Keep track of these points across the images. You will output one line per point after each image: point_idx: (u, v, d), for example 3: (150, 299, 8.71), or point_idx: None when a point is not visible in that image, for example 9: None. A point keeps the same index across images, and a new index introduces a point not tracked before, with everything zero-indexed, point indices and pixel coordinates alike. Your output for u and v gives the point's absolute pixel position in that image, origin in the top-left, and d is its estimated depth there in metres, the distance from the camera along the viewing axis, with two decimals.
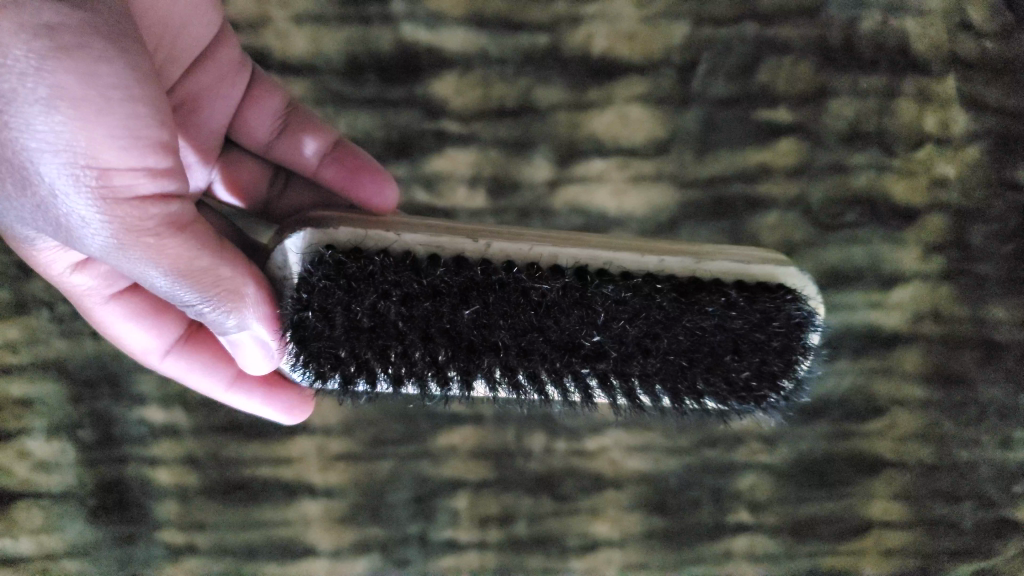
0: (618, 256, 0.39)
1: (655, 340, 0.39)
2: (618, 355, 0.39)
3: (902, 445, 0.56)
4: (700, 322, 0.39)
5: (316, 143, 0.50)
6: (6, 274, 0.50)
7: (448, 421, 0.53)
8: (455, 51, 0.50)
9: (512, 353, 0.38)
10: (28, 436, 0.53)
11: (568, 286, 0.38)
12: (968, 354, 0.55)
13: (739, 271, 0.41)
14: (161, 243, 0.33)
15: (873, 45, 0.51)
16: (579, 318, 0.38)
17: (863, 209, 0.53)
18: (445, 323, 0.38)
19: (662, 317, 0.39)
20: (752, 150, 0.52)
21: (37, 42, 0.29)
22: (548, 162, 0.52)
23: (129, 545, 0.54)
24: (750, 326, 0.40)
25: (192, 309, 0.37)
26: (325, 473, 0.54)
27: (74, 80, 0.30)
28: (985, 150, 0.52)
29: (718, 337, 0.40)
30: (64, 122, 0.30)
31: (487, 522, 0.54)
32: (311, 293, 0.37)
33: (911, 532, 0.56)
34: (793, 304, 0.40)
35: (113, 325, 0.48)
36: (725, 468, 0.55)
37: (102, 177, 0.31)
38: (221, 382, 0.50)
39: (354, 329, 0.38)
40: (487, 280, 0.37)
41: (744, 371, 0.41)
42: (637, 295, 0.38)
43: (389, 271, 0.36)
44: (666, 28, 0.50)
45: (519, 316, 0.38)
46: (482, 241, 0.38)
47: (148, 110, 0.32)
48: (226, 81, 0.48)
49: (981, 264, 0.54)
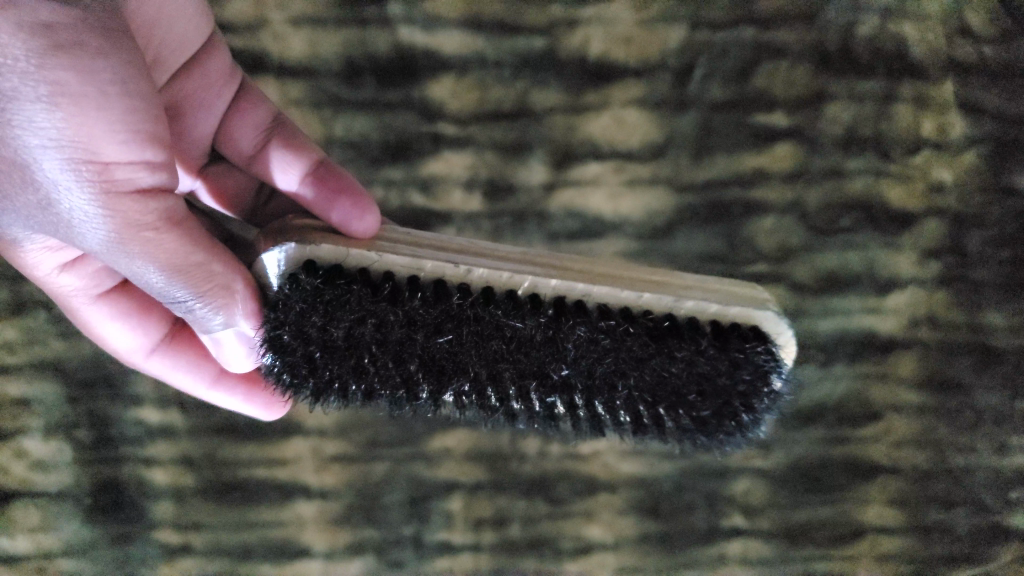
0: (596, 287, 0.38)
1: (622, 374, 0.39)
2: (584, 384, 0.40)
3: (897, 450, 0.56)
4: (668, 365, 0.39)
5: (296, 163, 0.47)
6: (3, 275, 0.50)
7: (444, 425, 0.53)
8: (452, 54, 0.50)
9: (480, 377, 0.39)
10: (26, 436, 0.53)
11: (544, 325, 0.38)
12: (964, 359, 0.55)
13: (718, 313, 0.40)
14: (159, 238, 0.34)
15: (871, 50, 0.51)
16: (550, 351, 0.38)
17: (860, 214, 0.53)
18: (417, 348, 0.38)
19: (631, 356, 0.39)
20: (748, 154, 0.52)
21: (34, 41, 0.29)
22: (543, 166, 0.52)
23: (126, 544, 0.54)
24: (717, 373, 0.39)
25: (182, 304, 0.38)
26: (320, 474, 0.54)
27: (73, 77, 0.30)
28: (983, 155, 0.52)
29: (681, 379, 0.39)
30: (66, 118, 0.30)
31: (481, 525, 0.54)
32: (287, 315, 0.37)
33: (905, 538, 0.56)
34: (764, 352, 0.40)
35: (99, 326, 0.48)
36: (720, 472, 0.55)
37: (104, 172, 0.31)
38: (203, 380, 0.50)
39: (328, 348, 0.38)
40: (463, 312, 0.37)
41: (706, 411, 0.41)
42: (611, 336, 0.38)
43: (365, 302, 0.36)
44: (664, 32, 0.50)
45: (489, 346, 0.38)
46: (462, 266, 0.37)
47: (144, 106, 0.32)
48: (210, 88, 0.48)
49: (977, 270, 0.54)
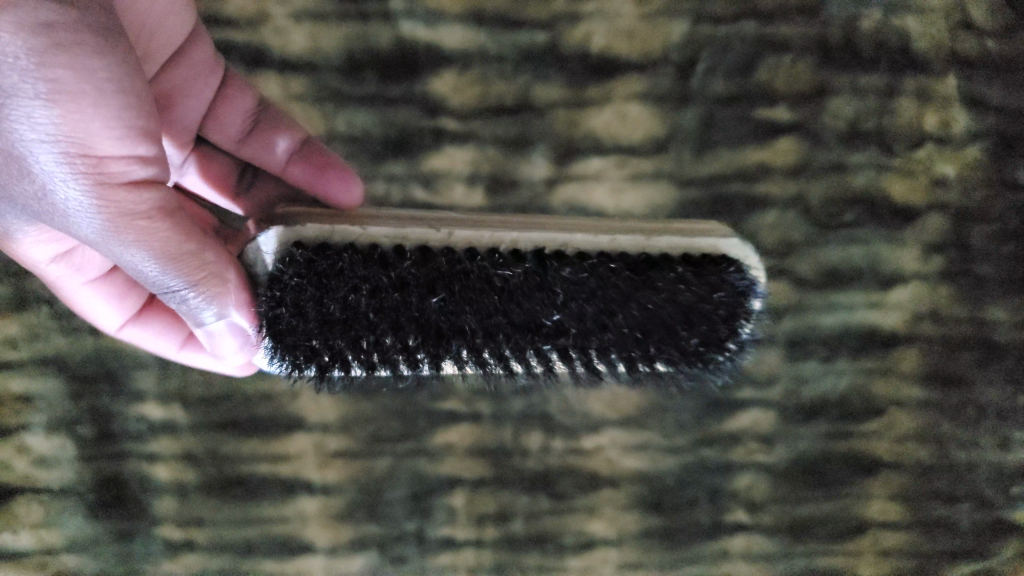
0: (572, 239, 0.39)
1: (611, 315, 0.40)
2: (577, 331, 0.40)
3: (900, 445, 0.56)
4: (652, 297, 0.39)
5: (287, 141, 0.50)
6: (6, 271, 0.51)
7: (446, 419, 0.53)
8: (453, 48, 0.50)
9: (477, 335, 0.39)
10: (28, 432, 0.53)
11: (528, 273, 0.38)
12: (966, 354, 0.55)
13: (685, 244, 0.41)
14: (154, 229, 0.34)
15: (874, 44, 0.51)
16: (540, 298, 0.39)
17: (863, 209, 0.53)
18: (414, 312, 0.38)
19: (617, 294, 0.39)
20: (752, 148, 0.52)
21: (34, 40, 0.29)
22: (546, 160, 0.51)
23: (129, 541, 0.54)
24: (698, 297, 0.40)
25: (174, 296, 0.37)
26: (322, 470, 0.54)
27: (71, 74, 0.30)
28: (986, 149, 0.53)
29: (666, 310, 0.40)
30: (63, 114, 0.31)
31: (483, 521, 0.54)
32: (283, 289, 0.37)
33: (908, 532, 0.56)
34: (735, 268, 0.40)
35: (86, 305, 0.49)
36: (722, 467, 0.55)
37: (99, 165, 0.32)
38: (174, 343, 0.50)
39: (327, 321, 0.38)
40: (452, 269, 0.38)
41: (694, 338, 0.41)
42: (594, 275, 0.39)
43: (357, 266, 0.37)
44: (666, 26, 0.50)
45: (483, 300, 0.38)
46: (444, 229, 0.38)
47: (138, 101, 0.33)
48: (200, 79, 0.49)
49: (980, 264, 0.54)
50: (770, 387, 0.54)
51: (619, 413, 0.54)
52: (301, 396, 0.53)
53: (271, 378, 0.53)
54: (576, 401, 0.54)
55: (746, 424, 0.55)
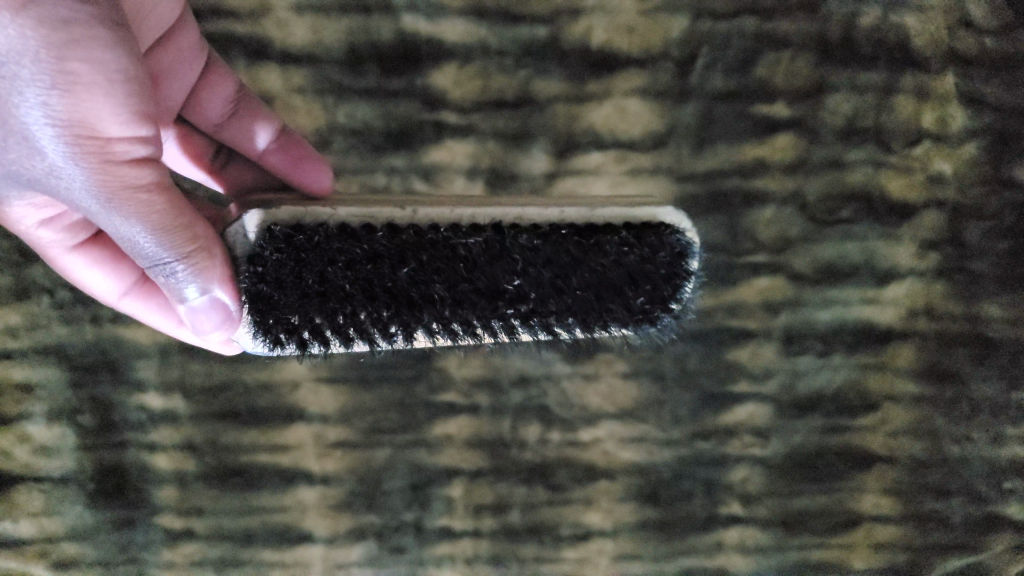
0: (524, 211, 0.42)
1: (566, 279, 0.42)
2: (538, 297, 0.42)
3: (894, 440, 0.56)
4: (602, 259, 0.42)
5: (266, 132, 0.50)
6: (9, 259, 0.52)
7: (444, 411, 0.54)
8: (454, 42, 0.50)
9: (446, 304, 0.41)
10: (29, 421, 0.53)
11: (489, 241, 0.41)
12: (961, 350, 0.55)
13: (624, 214, 0.44)
14: (150, 203, 0.37)
15: (871, 41, 0.52)
16: (503, 263, 0.41)
17: (860, 205, 0.53)
18: (387, 281, 0.40)
19: (567, 258, 0.42)
20: (750, 144, 0.52)
21: (54, 35, 0.34)
22: (546, 155, 0.52)
23: (128, 530, 0.54)
24: (644, 259, 0.43)
25: (161, 270, 0.38)
26: (321, 460, 0.54)
27: (85, 66, 0.35)
28: (982, 147, 0.53)
29: (616, 272, 0.42)
30: (74, 99, 0.35)
31: (481, 511, 0.55)
32: (266, 266, 0.39)
33: (900, 526, 0.57)
34: (674, 231, 0.44)
35: (78, 273, 0.49)
36: (718, 460, 0.56)
37: (105, 145, 0.36)
38: (172, 319, 0.49)
39: (304, 293, 0.40)
40: (419, 239, 0.40)
41: (640, 297, 0.43)
42: (546, 243, 0.41)
43: (333, 239, 0.39)
44: (666, 22, 0.51)
45: (449, 269, 0.41)
46: (408, 208, 0.41)
47: (140, 90, 0.37)
48: (183, 64, 0.49)
49: (976, 261, 0.54)
50: (766, 381, 0.55)
51: (616, 406, 0.55)
52: (302, 387, 0.54)
53: (273, 369, 0.54)
54: (574, 394, 0.54)
55: (742, 418, 0.55)
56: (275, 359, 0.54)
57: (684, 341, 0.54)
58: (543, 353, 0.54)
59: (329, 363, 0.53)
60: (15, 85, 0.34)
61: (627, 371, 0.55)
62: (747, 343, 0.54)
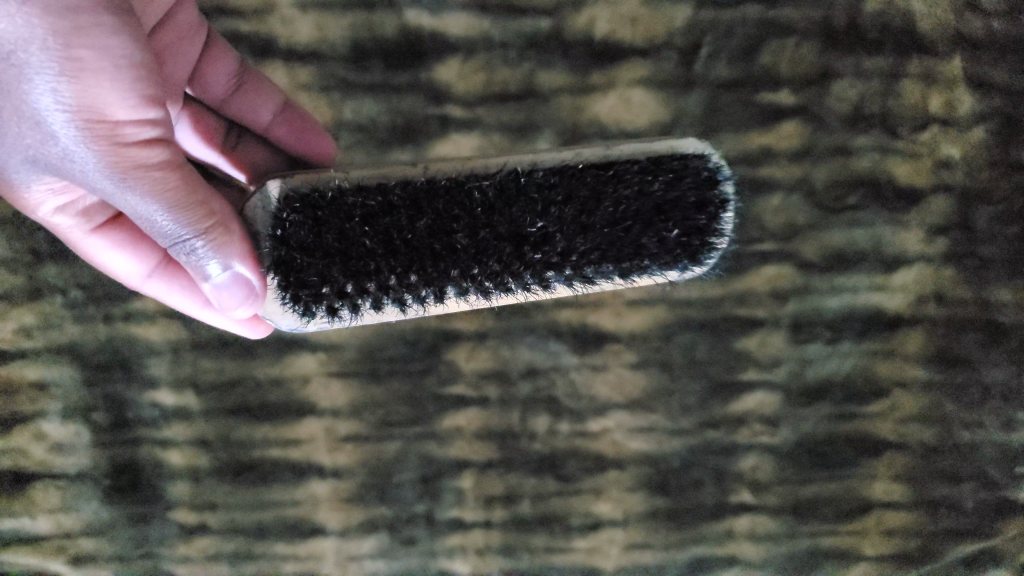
0: (537, 157, 0.43)
1: (590, 216, 0.42)
2: (563, 238, 0.42)
3: (904, 426, 0.56)
4: (623, 191, 0.42)
5: (269, 103, 0.51)
6: (22, 260, 0.52)
7: (454, 403, 0.54)
8: (458, 36, 0.50)
9: (470, 254, 0.41)
10: (44, 419, 0.54)
11: (502, 183, 0.41)
12: (971, 335, 0.55)
13: (644, 148, 0.44)
14: (163, 180, 0.38)
15: (876, 27, 0.52)
16: (520, 205, 0.41)
17: (866, 191, 0.53)
18: (406, 233, 0.41)
19: (588, 194, 0.42)
20: (755, 133, 0.52)
21: (60, 23, 0.36)
22: (551, 147, 0.51)
23: (143, 525, 0.55)
24: (668, 186, 0.43)
25: (182, 248, 0.38)
26: (333, 454, 0.55)
27: (90, 52, 0.37)
28: (991, 130, 0.53)
29: (641, 203, 0.43)
30: (81, 85, 0.37)
31: (492, 502, 0.55)
32: (284, 229, 0.40)
33: (912, 513, 0.57)
34: (699, 157, 0.44)
35: (99, 256, 0.49)
36: (728, 449, 0.56)
37: (114, 127, 0.37)
38: (198, 301, 0.49)
39: (328, 252, 0.40)
40: (433, 189, 0.41)
41: (673, 228, 0.43)
42: (561, 181, 0.42)
43: (348, 194, 0.40)
44: (669, 12, 0.51)
45: (467, 217, 0.41)
46: (420, 164, 0.42)
47: (148, 75, 0.39)
48: (185, 40, 0.50)
49: (985, 246, 0.54)
50: (775, 369, 0.55)
51: (625, 396, 0.55)
52: (312, 381, 0.54)
53: (284, 364, 0.54)
54: (583, 384, 0.54)
55: (751, 406, 0.55)
56: (286, 354, 0.54)
57: (692, 331, 0.54)
58: (551, 344, 0.54)
59: (340, 357, 0.54)
60: (26, 72, 0.37)
61: (636, 361, 0.55)
62: (755, 331, 0.54)
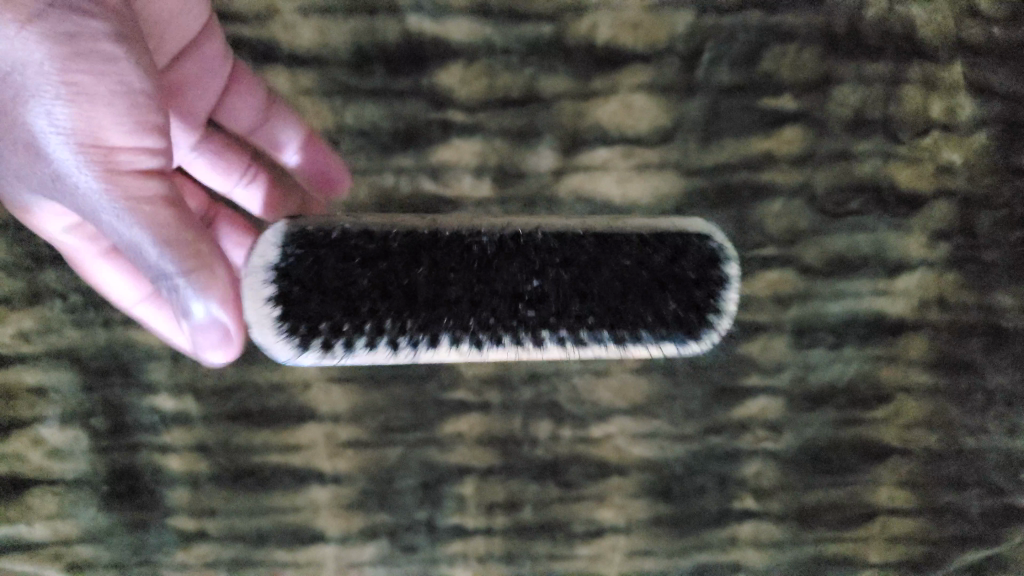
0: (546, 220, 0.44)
1: (586, 281, 0.42)
2: (555, 298, 0.42)
3: (908, 432, 0.56)
4: (622, 259, 0.42)
5: (289, 135, 0.52)
6: (21, 264, 0.52)
7: (455, 409, 0.54)
8: (460, 41, 0.50)
9: (462, 303, 0.42)
10: (43, 424, 0.54)
11: (504, 240, 0.42)
12: (974, 341, 0.55)
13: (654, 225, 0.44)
14: (151, 215, 0.37)
15: (877, 33, 0.52)
16: (518, 260, 0.42)
17: (869, 197, 0.53)
18: (403, 279, 0.41)
19: (587, 258, 0.42)
20: (757, 138, 0.52)
21: (62, 52, 0.38)
22: (553, 151, 0.51)
23: (141, 531, 0.55)
24: (668, 261, 0.43)
25: (164, 284, 0.38)
26: (333, 459, 0.54)
27: (88, 80, 0.38)
28: (993, 136, 0.53)
29: (642, 274, 0.42)
30: (78, 112, 0.37)
31: (494, 509, 0.55)
32: (279, 267, 0.40)
33: (917, 519, 0.56)
34: (703, 239, 0.44)
35: (103, 277, 0.49)
36: (731, 455, 0.55)
37: (109, 155, 0.37)
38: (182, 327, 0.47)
39: (320, 292, 0.41)
40: (435, 240, 0.42)
41: (671, 303, 0.43)
42: (562, 241, 0.42)
43: (350, 238, 0.41)
44: (670, 17, 0.51)
45: (463, 265, 0.42)
46: (430, 218, 0.43)
47: (148, 104, 0.39)
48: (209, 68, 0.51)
49: (987, 251, 0.54)
50: (778, 375, 0.55)
51: (628, 401, 0.55)
52: (312, 387, 0.54)
53: (284, 369, 0.53)
54: (585, 389, 0.54)
55: (754, 411, 0.55)
56: (287, 359, 0.53)
57: None
58: None
59: (340, 362, 0.53)
60: (25, 96, 0.37)
61: (638, 366, 0.54)
62: (758, 336, 0.54)
